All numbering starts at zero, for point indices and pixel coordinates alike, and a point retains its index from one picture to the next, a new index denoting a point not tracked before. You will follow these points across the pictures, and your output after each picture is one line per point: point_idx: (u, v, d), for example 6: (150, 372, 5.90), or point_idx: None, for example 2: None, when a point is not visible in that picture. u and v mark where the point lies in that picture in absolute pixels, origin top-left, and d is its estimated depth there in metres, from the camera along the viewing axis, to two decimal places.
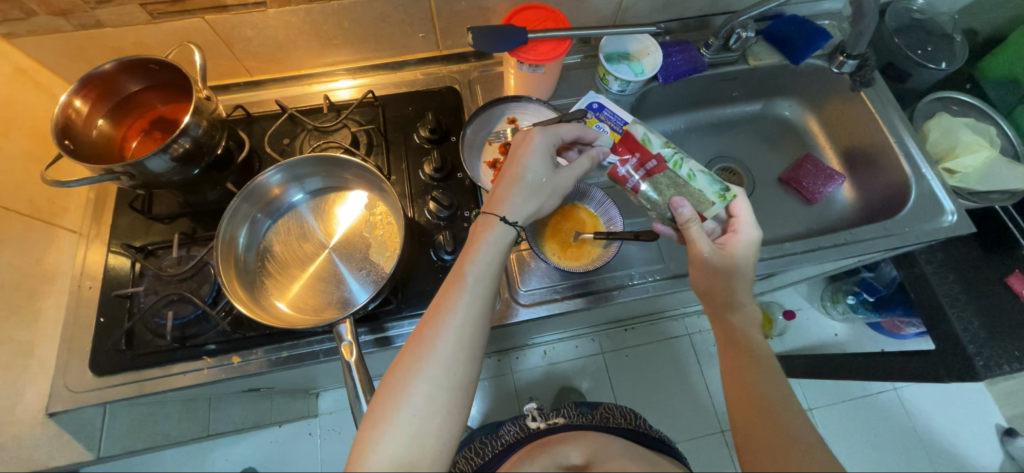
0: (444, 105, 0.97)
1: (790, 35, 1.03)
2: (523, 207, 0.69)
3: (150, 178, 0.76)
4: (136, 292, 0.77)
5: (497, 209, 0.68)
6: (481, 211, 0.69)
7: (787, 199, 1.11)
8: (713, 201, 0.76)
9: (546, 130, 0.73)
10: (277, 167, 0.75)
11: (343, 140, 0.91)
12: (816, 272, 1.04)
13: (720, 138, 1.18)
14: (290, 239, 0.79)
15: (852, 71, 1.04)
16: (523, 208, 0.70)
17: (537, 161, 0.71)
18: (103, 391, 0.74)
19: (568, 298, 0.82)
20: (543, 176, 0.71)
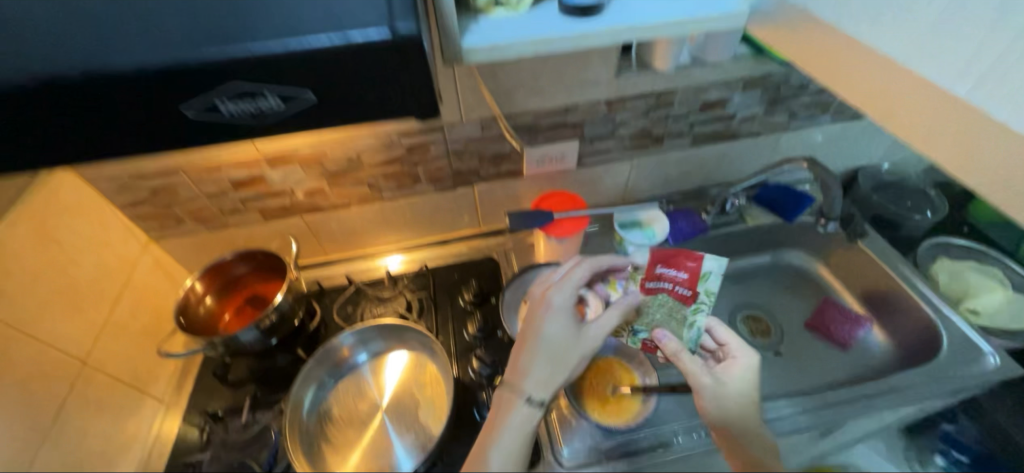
0: (484, 272, 1.13)
1: (778, 198, 1.19)
2: (541, 378, 0.74)
3: (238, 346, 0.90)
4: (201, 460, 0.85)
5: (517, 380, 0.75)
6: (502, 387, 0.75)
7: (820, 346, 1.11)
8: (687, 341, 0.83)
9: (562, 294, 0.81)
10: (352, 333, 0.88)
11: (398, 306, 1.05)
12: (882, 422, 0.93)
13: (739, 287, 1.24)
14: (349, 400, 0.86)
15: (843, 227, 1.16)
16: (544, 377, 0.75)
17: (553, 326, 0.78)
18: None
19: (614, 459, 0.80)
20: (560, 342, 0.77)
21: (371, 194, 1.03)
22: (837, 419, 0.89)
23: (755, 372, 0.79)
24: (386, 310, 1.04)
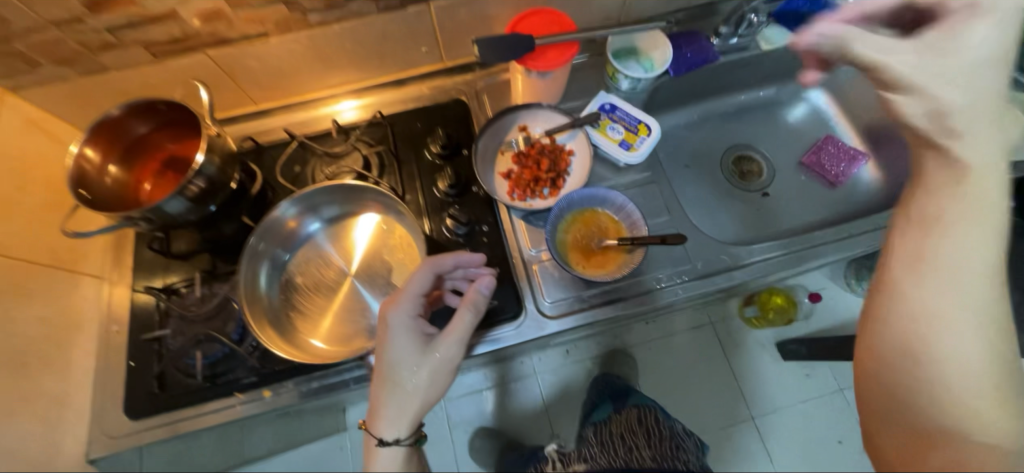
0: (452, 118, 0.95)
1: (805, 11, 0.97)
2: (410, 407, 0.69)
3: (169, 219, 0.76)
4: (165, 335, 0.76)
5: (376, 418, 0.70)
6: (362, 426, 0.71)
7: (810, 184, 1.07)
8: None
9: (397, 313, 0.68)
10: (288, 204, 0.73)
11: (354, 164, 0.90)
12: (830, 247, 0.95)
13: (736, 127, 1.14)
14: (311, 268, 0.78)
15: None
16: (417, 409, 0.70)
17: (399, 351, 0.68)
18: (141, 434, 0.74)
19: (597, 306, 0.80)
20: (409, 363, 0.68)
21: (293, 20, 0.77)
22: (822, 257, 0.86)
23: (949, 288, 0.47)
24: (343, 167, 0.89)
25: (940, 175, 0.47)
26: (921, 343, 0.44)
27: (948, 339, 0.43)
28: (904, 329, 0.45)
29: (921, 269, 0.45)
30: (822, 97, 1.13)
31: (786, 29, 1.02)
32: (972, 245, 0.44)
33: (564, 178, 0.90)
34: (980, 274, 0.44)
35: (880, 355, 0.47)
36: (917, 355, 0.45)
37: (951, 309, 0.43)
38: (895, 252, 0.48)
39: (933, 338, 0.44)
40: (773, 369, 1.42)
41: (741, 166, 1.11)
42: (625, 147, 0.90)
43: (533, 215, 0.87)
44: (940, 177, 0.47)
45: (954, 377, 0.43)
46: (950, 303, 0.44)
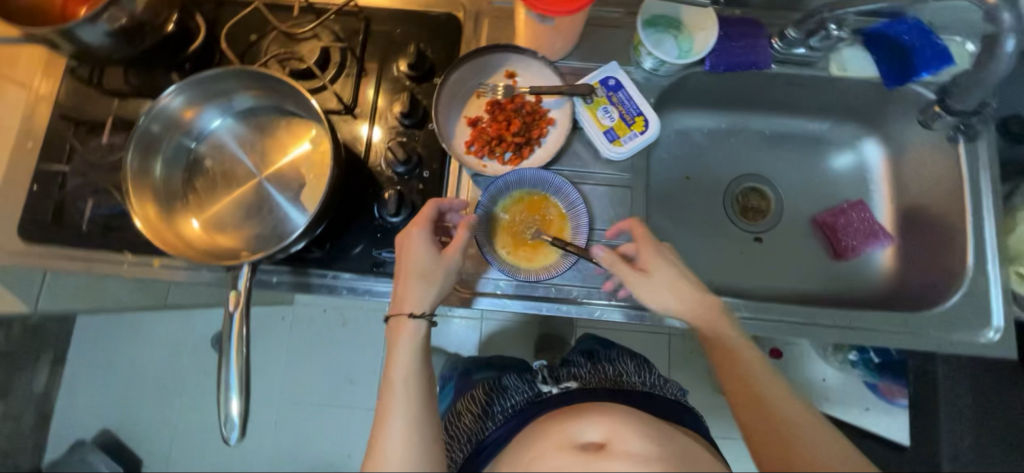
0: (437, 35, 0.81)
1: (906, 45, 0.79)
2: (436, 294, 0.68)
3: (83, 51, 0.68)
4: (66, 171, 0.74)
5: (409, 306, 0.66)
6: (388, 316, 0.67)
7: (813, 245, 0.94)
8: None
9: (426, 220, 0.69)
10: (176, 88, 0.65)
11: (309, 53, 0.78)
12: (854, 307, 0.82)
13: (762, 153, 0.97)
14: (216, 160, 0.71)
15: (953, 126, 0.82)
16: (441, 296, 0.68)
17: (427, 251, 0.67)
18: (28, 260, 0.73)
19: (509, 297, 0.75)
20: (437, 261, 0.67)
21: None
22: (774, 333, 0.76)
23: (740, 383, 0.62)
24: (299, 52, 0.78)
25: (658, 273, 0.68)
26: (785, 426, 0.57)
27: (792, 417, 0.57)
28: (789, 414, 0.58)
29: (727, 365, 0.63)
30: (877, 152, 0.95)
31: (870, 59, 0.82)
32: (746, 337, 0.66)
33: (531, 148, 0.79)
34: (766, 363, 0.63)
35: (800, 452, 0.54)
36: (796, 445, 0.55)
37: (780, 393, 0.60)
38: (704, 335, 0.66)
39: (778, 416, 0.57)
40: (706, 403, 1.35)
41: (746, 199, 0.96)
42: (609, 138, 0.76)
43: (482, 177, 0.78)
44: (689, 293, 0.68)
45: (825, 451, 0.54)
46: (781, 392, 0.60)
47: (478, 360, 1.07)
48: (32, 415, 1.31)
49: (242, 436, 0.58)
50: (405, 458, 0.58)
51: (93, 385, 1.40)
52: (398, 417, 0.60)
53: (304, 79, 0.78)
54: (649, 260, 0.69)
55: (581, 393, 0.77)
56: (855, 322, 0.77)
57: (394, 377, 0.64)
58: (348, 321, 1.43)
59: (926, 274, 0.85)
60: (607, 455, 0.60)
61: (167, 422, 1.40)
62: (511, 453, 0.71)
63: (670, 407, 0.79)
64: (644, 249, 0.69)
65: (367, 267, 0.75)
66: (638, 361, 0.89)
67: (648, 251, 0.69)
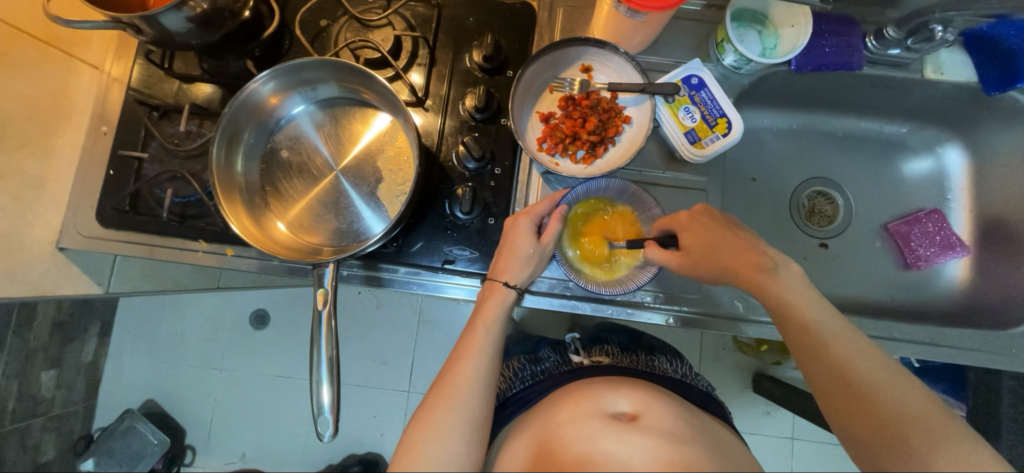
0: (511, 25, 0.79)
1: (1010, 49, 0.76)
2: (532, 273, 0.71)
3: (162, 36, 0.67)
4: (142, 158, 0.74)
5: (507, 278, 0.69)
6: (487, 279, 0.71)
7: (882, 253, 0.90)
8: None
9: (533, 214, 0.70)
10: (268, 75, 0.65)
11: (381, 42, 0.76)
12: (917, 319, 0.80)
13: (834, 155, 0.93)
14: (295, 153, 0.72)
15: None
16: (534, 275, 0.71)
17: (534, 241, 0.70)
18: (109, 244, 0.75)
19: (577, 298, 0.75)
20: (543, 251, 0.70)
21: None
22: None
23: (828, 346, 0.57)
24: (370, 39, 0.76)
25: (698, 246, 0.63)
26: (865, 389, 0.54)
27: (875, 379, 0.54)
28: (869, 378, 0.54)
29: (801, 338, 0.58)
30: (958, 158, 0.90)
31: (970, 63, 0.79)
32: (816, 299, 0.60)
33: (606, 146, 0.76)
34: (841, 325, 0.58)
35: (883, 416, 0.52)
36: (877, 412, 0.53)
37: (859, 357, 0.55)
38: (768, 304, 0.60)
39: (858, 381, 0.54)
40: (737, 399, 1.30)
41: (813, 203, 0.92)
42: (690, 140, 0.74)
43: (553, 175, 0.77)
44: (744, 255, 0.61)
45: (908, 405, 0.52)
46: (858, 352, 0.56)
47: (519, 340, 1.05)
48: (82, 383, 1.30)
49: (336, 434, 0.61)
50: (473, 394, 0.61)
51: (135, 358, 1.38)
52: (476, 363, 0.64)
53: (377, 68, 0.77)
54: (687, 239, 0.65)
55: (611, 368, 0.78)
56: (930, 336, 0.76)
57: (479, 324, 0.67)
58: (383, 303, 1.35)
59: (1007, 290, 0.82)
60: (635, 426, 0.60)
61: (207, 397, 1.38)
62: (536, 412, 0.71)
63: (703, 395, 0.77)
64: (690, 235, 0.64)
65: (437, 264, 0.74)
66: (673, 355, 0.87)
67: (694, 231, 0.64)
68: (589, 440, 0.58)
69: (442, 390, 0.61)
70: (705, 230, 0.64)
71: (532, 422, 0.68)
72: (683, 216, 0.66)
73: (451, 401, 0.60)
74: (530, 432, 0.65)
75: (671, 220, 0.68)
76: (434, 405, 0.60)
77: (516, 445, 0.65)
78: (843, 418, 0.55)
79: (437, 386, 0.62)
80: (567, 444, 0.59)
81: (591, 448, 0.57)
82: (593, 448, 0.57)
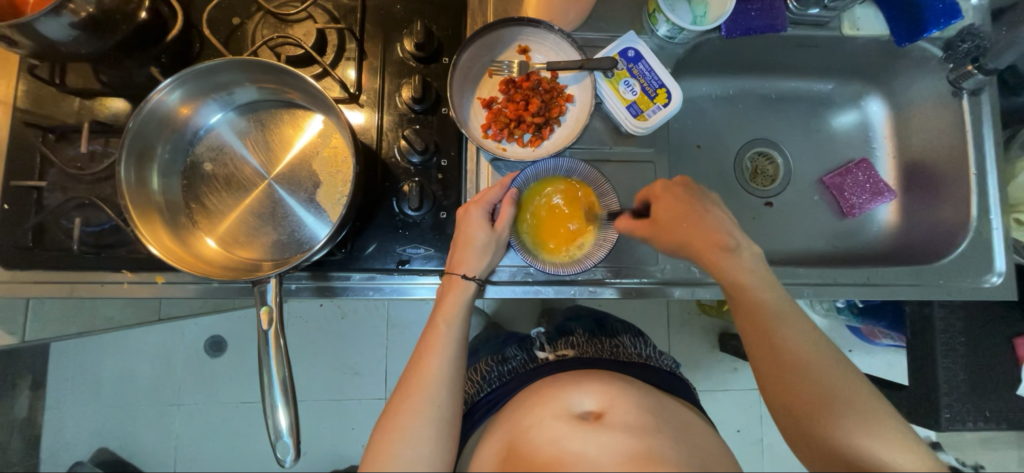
0: (442, 9, 0.76)
1: (916, 1, 0.81)
2: (490, 262, 0.70)
3: (46, 46, 0.60)
4: (41, 186, 0.66)
5: (464, 270, 0.67)
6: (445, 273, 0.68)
7: (820, 205, 0.95)
8: None
9: (484, 202, 0.69)
10: (174, 81, 0.59)
11: (303, 37, 0.71)
12: (858, 265, 0.85)
13: (771, 117, 0.96)
14: (219, 165, 0.66)
15: (972, 89, 0.84)
16: (493, 263, 0.70)
17: (488, 229, 0.68)
18: (12, 287, 0.66)
19: (539, 283, 0.74)
20: (497, 238, 0.69)
21: None
22: (798, 296, 0.79)
23: (773, 321, 0.59)
24: (290, 34, 0.71)
25: (669, 214, 0.65)
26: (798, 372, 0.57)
27: (808, 358, 0.57)
28: (809, 360, 0.57)
29: (749, 310, 0.60)
30: (879, 109, 0.96)
31: (882, 17, 0.84)
32: (770, 282, 0.62)
33: (551, 127, 0.75)
34: (791, 307, 0.60)
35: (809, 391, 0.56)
36: (806, 393, 0.56)
37: (801, 338, 0.58)
38: (727, 283, 0.62)
39: (795, 363, 0.57)
40: (705, 360, 1.35)
41: (755, 164, 0.95)
42: (632, 113, 0.75)
43: (501, 161, 0.75)
44: (710, 234, 0.62)
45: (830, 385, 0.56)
46: (800, 333, 0.59)
47: (488, 337, 1.03)
48: (18, 442, 1.18)
49: (297, 459, 0.58)
50: (438, 393, 0.59)
51: (79, 406, 1.26)
52: (439, 362, 0.61)
53: (302, 66, 0.72)
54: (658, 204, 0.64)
55: (576, 361, 0.78)
56: (871, 277, 0.81)
57: (440, 320, 0.65)
58: (347, 313, 1.29)
59: (933, 227, 0.88)
60: (600, 424, 0.60)
61: (165, 435, 1.28)
62: (503, 414, 0.71)
63: (667, 378, 0.79)
64: (664, 202, 0.65)
65: (392, 265, 0.71)
66: (636, 336, 0.88)
67: (667, 199, 0.65)
68: (557, 442, 0.59)
69: (407, 392, 0.59)
70: (677, 199, 0.65)
71: (500, 426, 0.68)
72: (659, 187, 0.67)
73: (416, 404, 0.58)
74: (500, 435, 0.66)
75: (650, 190, 0.68)
76: (398, 411, 0.58)
77: (487, 451, 0.65)
78: (773, 393, 0.58)
79: (400, 390, 0.60)
80: (536, 446, 0.59)
81: (560, 449, 0.58)
82: (561, 449, 0.58)
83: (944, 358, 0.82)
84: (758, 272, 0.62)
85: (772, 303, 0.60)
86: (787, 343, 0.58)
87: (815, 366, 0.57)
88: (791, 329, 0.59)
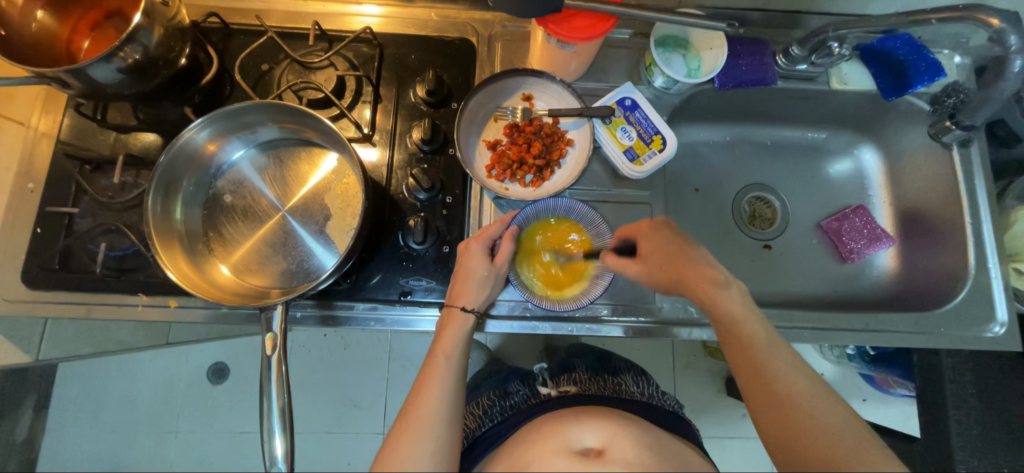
0: (453, 60, 0.82)
1: (900, 60, 0.85)
2: (488, 295, 0.71)
3: (94, 88, 0.66)
4: (73, 212, 0.71)
5: (463, 302, 0.69)
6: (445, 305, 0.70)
7: (819, 249, 0.96)
8: None
9: (484, 237, 0.71)
10: (204, 121, 0.64)
11: (325, 82, 0.77)
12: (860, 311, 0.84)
13: (767, 162, 1.00)
14: (239, 197, 0.71)
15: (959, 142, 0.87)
16: (491, 298, 0.72)
17: (487, 263, 0.70)
18: (33, 307, 0.69)
19: (537, 317, 0.76)
20: (496, 272, 0.71)
21: None
22: (797, 339, 0.79)
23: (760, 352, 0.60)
24: (312, 80, 0.77)
25: (659, 256, 0.66)
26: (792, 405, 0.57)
27: (801, 393, 0.58)
28: (801, 395, 0.57)
29: (738, 346, 0.61)
30: (872, 158, 0.99)
31: (869, 72, 0.89)
32: (757, 315, 0.63)
33: (552, 169, 0.79)
34: (778, 341, 0.61)
35: (805, 430, 0.55)
36: (803, 429, 0.55)
37: (792, 372, 0.59)
38: (716, 317, 0.63)
39: (787, 397, 0.57)
40: (710, 405, 1.32)
41: (753, 208, 0.98)
42: (629, 157, 0.79)
43: (504, 199, 0.78)
44: (699, 271, 0.63)
45: (824, 421, 0.55)
46: (790, 367, 0.59)
47: (490, 373, 1.03)
48: (16, 464, 1.18)
49: None
50: (437, 425, 0.60)
51: (80, 430, 1.26)
52: (438, 394, 0.62)
53: (322, 108, 0.78)
54: (650, 244, 0.67)
55: (577, 396, 0.78)
56: (871, 323, 0.81)
57: (440, 353, 0.66)
58: (351, 344, 1.30)
59: (932, 274, 0.89)
60: (601, 461, 0.60)
61: (161, 462, 1.27)
62: (504, 450, 0.71)
63: (668, 416, 0.78)
64: (649, 242, 0.67)
65: (394, 296, 0.73)
66: (638, 374, 0.88)
67: (654, 239, 0.67)
68: None
69: (406, 425, 0.60)
70: (663, 240, 0.67)
71: (500, 462, 0.67)
72: (644, 227, 0.69)
73: (414, 437, 0.58)
74: (500, 471, 0.65)
75: (634, 228, 0.70)
76: (398, 443, 0.58)
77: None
78: (768, 432, 0.58)
79: (399, 422, 0.61)
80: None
81: None
82: None
83: (954, 410, 0.82)
84: (745, 304, 0.63)
85: (761, 335, 0.61)
86: (776, 376, 0.58)
87: (806, 401, 0.57)
88: (782, 363, 0.59)
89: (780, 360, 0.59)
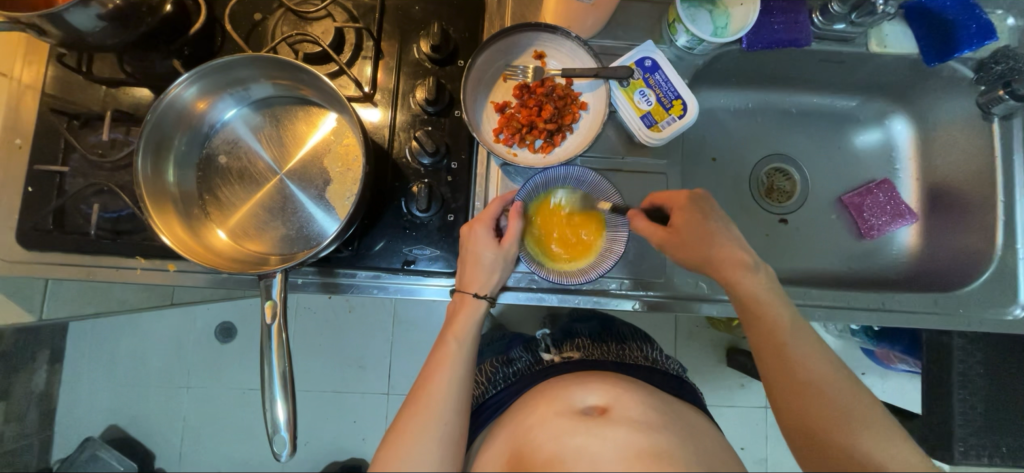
0: (459, 12, 0.76)
1: (948, 19, 0.79)
2: (500, 279, 0.69)
3: (74, 37, 0.62)
4: (63, 171, 0.68)
5: (475, 289, 0.68)
6: (456, 291, 0.69)
7: (837, 223, 0.92)
8: None
9: (485, 221, 0.68)
10: (192, 76, 0.60)
11: (322, 35, 0.72)
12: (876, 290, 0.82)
13: (790, 131, 0.94)
14: (234, 160, 0.67)
15: (1006, 114, 0.81)
16: (503, 280, 0.70)
17: (493, 247, 0.68)
18: (30, 268, 0.68)
19: (544, 290, 0.74)
20: (504, 254, 0.68)
21: None
22: (808, 317, 0.77)
23: (785, 335, 0.59)
24: (308, 31, 0.71)
25: (688, 229, 0.64)
26: (812, 388, 0.56)
27: (824, 377, 0.56)
28: (822, 378, 0.56)
29: (761, 331, 0.60)
30: (904, 128, 0.93)
31: (912, 34, 0.82)
32: (782, 298, 0.61)
33: (563, 135, 0.74)
34: (803, 324, 0.60)
35: (823, 411, 0.55)
36: (820, 410, 0.55)
37: (815, 355, 0.57)
38: (738, 297, 0.62)
39: (808, 382, 0.56)
40: (709, 374, 1.33)
41: (772, 179, 0.93)
42: (646, 123, 0.74)
43: (512, 166, 0.75)
44: (725, 250, 0.62)
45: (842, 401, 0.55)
46: (812, 348, 0.58)
47: (493, 339, 1.03)
48: (35, 415, 1.22)
49: (292, 453, 0.59)
50: (444, 413, 0.59)
51: (93, 385, 1.29)
52: (447, 380, 0.62)
53: (319, 64, 0.73)
54: (679, 221, 0.65)
55: (581, 362, 0.77)
56: (887, 302, 0.78)
57: (450, 338, 0.65)
58: (355, 307, 1.31)
59: (953, 253, 0.86)
60: (605, 420, 0.59)
61: (173, 417, 1.31)
62: (508, 414, 0.71)
63: (673, 380, 0.78)
64: (682, 214, 0.65)
65: (398, 265, 0.71)
66: (643, 340, 0.87)
67: (687, 212, 0.65)
68: (559, 438, 0.58)
69: (415, 408, 0.59)
70: (694, 214, 0.64)
71: (504, 426, 0.67)
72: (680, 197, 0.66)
73: (420, 424, 0.58)
74: (504, 434, 0.65)
75: (671, 197, 0.67)
76: (402, 431, 0.58)
77: (490, 452, 0.64)
78: (787, 415, 0.57)
79: (406, 408, 0.60)
80: (539, 445, 0.58)
81: (561, 445, 0.57)
82: (562, 445, 0.57)
83: (960, 389, 0.80)
84: (770, 287, 0.61)
85: (786, 318, 0.59)
86: (799, 361, 0.57)
87: (828, 385, 0.55)
88: (806, 346, 0.58)
89: (805, 343, 0.58)
